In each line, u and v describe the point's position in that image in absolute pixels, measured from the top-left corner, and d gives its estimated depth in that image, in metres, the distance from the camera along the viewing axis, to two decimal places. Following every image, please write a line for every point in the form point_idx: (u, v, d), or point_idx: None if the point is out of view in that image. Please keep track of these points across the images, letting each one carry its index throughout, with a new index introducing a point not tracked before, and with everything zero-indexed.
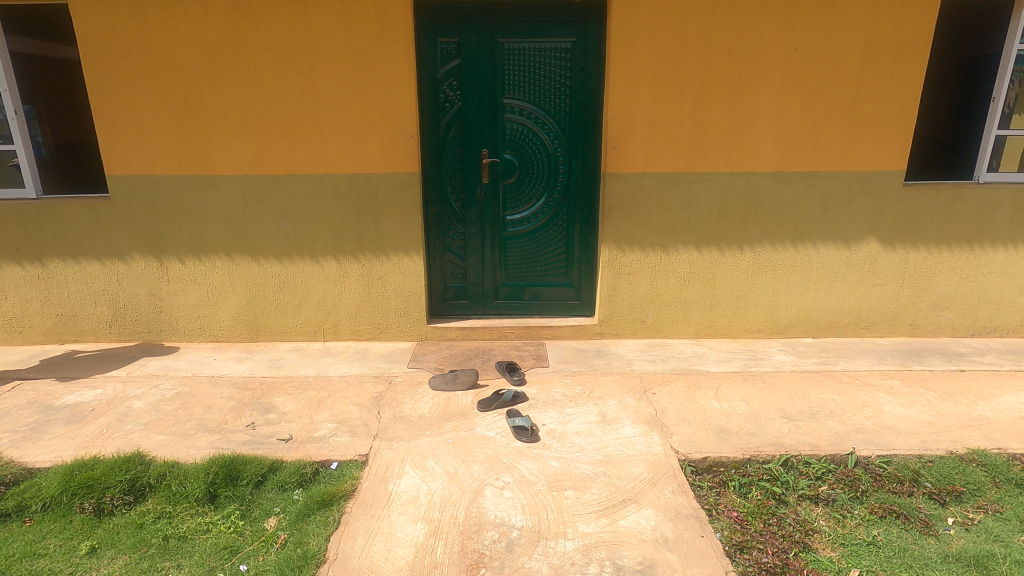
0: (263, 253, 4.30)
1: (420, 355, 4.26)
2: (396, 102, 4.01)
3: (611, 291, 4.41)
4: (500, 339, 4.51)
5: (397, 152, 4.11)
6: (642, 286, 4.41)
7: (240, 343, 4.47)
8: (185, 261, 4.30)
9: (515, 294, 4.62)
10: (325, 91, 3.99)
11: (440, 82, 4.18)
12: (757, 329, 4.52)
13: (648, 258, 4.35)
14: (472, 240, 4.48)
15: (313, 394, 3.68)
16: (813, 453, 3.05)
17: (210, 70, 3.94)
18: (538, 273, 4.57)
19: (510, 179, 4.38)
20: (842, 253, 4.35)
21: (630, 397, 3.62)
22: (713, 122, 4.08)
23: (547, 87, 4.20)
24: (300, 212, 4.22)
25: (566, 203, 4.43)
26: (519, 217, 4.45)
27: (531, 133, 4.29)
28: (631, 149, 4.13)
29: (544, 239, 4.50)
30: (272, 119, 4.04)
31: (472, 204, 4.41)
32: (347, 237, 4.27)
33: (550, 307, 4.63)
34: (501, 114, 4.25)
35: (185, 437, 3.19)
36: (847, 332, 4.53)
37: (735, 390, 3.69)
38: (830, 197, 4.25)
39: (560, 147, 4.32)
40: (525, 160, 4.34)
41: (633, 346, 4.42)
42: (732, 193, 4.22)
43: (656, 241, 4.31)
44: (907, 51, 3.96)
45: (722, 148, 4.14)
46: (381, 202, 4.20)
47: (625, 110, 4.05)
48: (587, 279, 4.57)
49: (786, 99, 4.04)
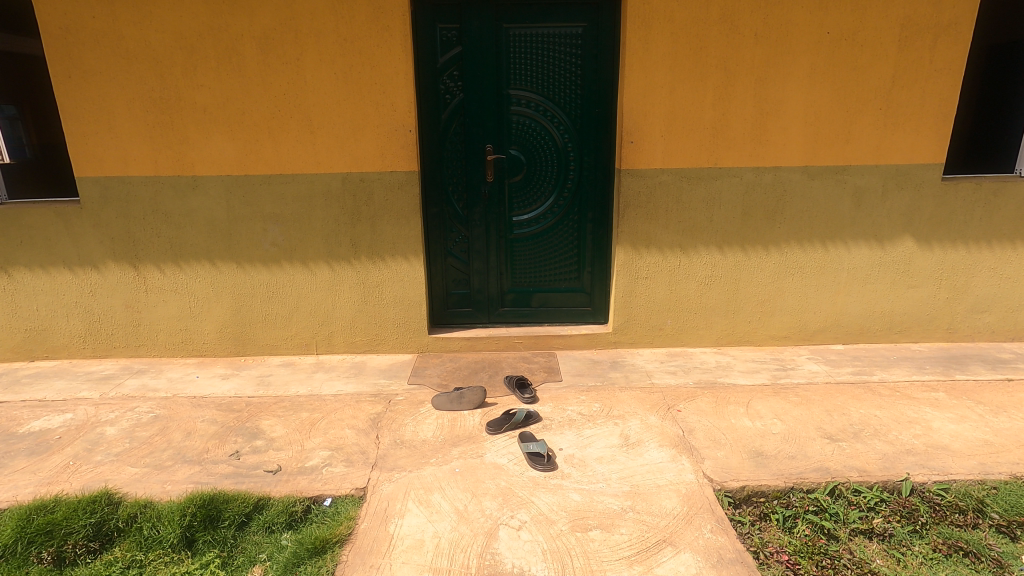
0: (248, 259, 3.95)
1: (422, 369, 3.93)
2: (394, 94, 3.68)
3: (627, 296, 4.08)
4: (507, 350, 4.19)
5: (394, 148, 3.77)
6: (660, 291, 4.08)
7: (225, 358, 4.13)
8: (164, 270, 3.95)
9: (523, 300, 4.30)
10: (314, 81, 3.64)
11: (440, 72, 3.85)
12: (784, 336, 4.21)
13: (667, 260, 4.02)
14: (475, 243, 4.16)
15: (306, 416, 3.35)
16: (863, 480, 2.73)
17: (187, 62, 3.58)
18: (547, 277, 4.26)
19: (516, 178, 4.05)
20: (874, 253, 4.04)
21: (653, 415, 3.30)
22: (738, 113, 3.75)
23: (556, 76, 3.87)
24: (289, 214, 3.87)
25: (577, 202, 4.11)
26: (526, 218, 4.13)
27: (539, 127, 3.96)
28: (650, 142, 3.79)
29: (552, 241, 4.18)
30: (256, 114, 3.68)
31: (476, 204, 4.09)
32: (340, 243, 3.94)
33: (560, 314, 4.31)
34: (506, 106, 3.92)
35: (161, 471, 2.85)
36: (879, 338, 4.22)
37: (767, 406, 3.38)
38: (863, 193, 3.92)
39: (571, 142, 4.00)
40: (533, 157, 4.02)
41: (651, 355, 4.10)
42: (757, 189, 3.90)
43: (675, 242, 3.99)
44: (947, 33, 3.64)
45: (746, 141, 3.81)
46: (377, 203, 3.87)
47: (642, 99, 3.72)
48: (600, 283, 4.25)
49: (816, 88, 3.72)
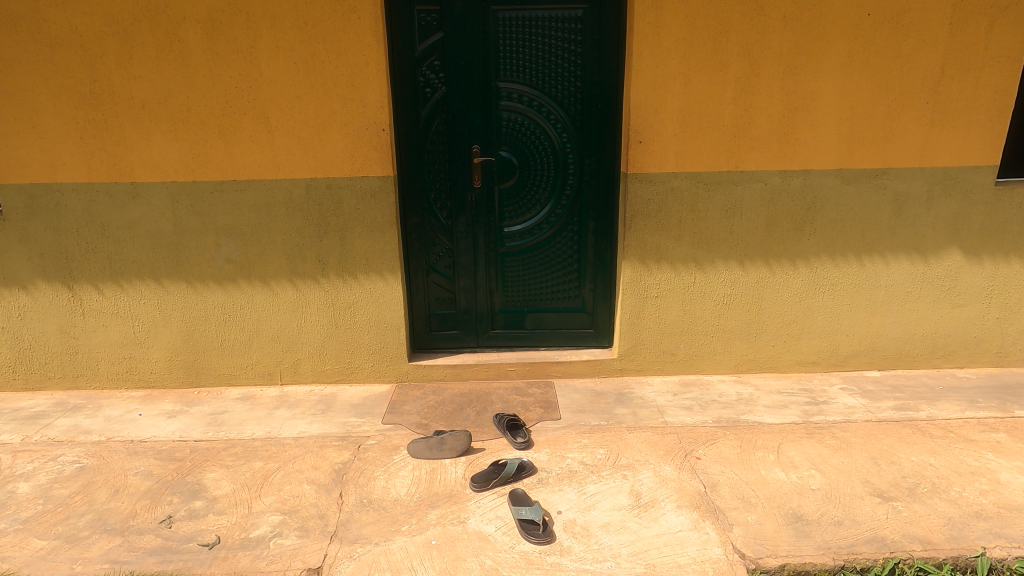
0: (200, 278, 3.44)
1: (400, 403, 3.43)
2: (363, 87, 3.17)
3: (635, 318, 3.59)
4: (498, 379, 3.69)
5: (365, 150, 3.26)
6: (672, 311, 3.58)
7: (176, 390, 3.61)
8: (102, 290, 3.44)
9: (516, 321, 3.80)
10: (271, 72, 3.13)
11: (419, 62, 3.34)
12: (812, 362, 3.71)
13: (679, 277, 3.52)
14: (461, 257, 3.66)
15: (259, 467, 2.84)
16: (928, 556, 2.24)
17: (121, 50, 3.07)
18: (543, 296, 3.76)
19: (507, 183, 3.55)
20: (916, 268, 3.55)
21: (668, 464, 2.80)
22: (762, 108, 3.25)
23: (552, 66, 3.37)
24: (245, 226, 3.36)
25: (576, 210, 3.61)
26: (519, 229, 3.64)
27: (533, 125, 3.46)
28: (660, 142, 3.28)
29: (549, 255, 3.69)
30: (203, 110, 3.16)
31: (461, 213, 3.58)
32: (305, 259, 3.43)
33: (558, 336, 3.82)
34: (495, 102, 3.42)
35: (74, 545, 2.35)
36: (920, 363, 3.72)
37: (801, 452, 2.88)
38: (904, 200, 3.42)
39: (569, 142, 3.49)
40: (526, 159, 3.52)
41: (662, 385, 3.59)
42: (783, 196, 3.40)
43: (689, 256, 3.49)
44: (1006, 14, 3.13)
45: (771, 141, 3.30)
46: (346, 214, 3.36)
47: (651, 92, 3.21)
48: (603, 302, 3.75)
49: (852, 80, 3.21)
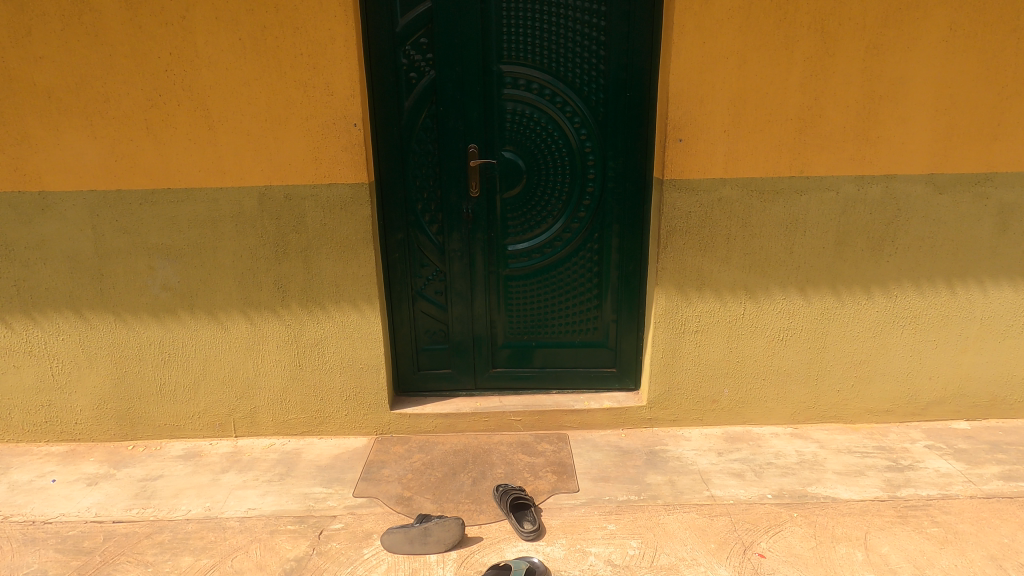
0: (131, 309, 2.78)
1: (378, 466, 2.76)
2: (330, 70, 2.49)
3: (669, 357, 2.91)
4: (500, 431, 3.02)
5: (332, 151, 2.59)
6: (715, 349, 2.91)
7: (106, 445, 2.95)
8: (11, 324, 2.78)
9: (523, 357, 3.13)
10: (211, 52, 2.45)
11: (402, 40, 2.66)
12: (885, 410, 3.02)
13: (725, 307, 2.84)
14: (456, 281, 2.99)
15: (187, 565, 2.18)
16: None
17: (18, 23, 2.40)
18: (555, 328, 3.08)
19: (511, 191, 2.87)
20: (1019, 297, 2.85)
21: (722, 567, 2.13)
22: (835, 97, 2.56)
23: (569, 46, 2.69)
24: (185, 246, 2.69)
25: (597, 224, 2.92)
26: (526, 247, 2.96)
27: (544, 120, 2.78)
28: (707, 140, 2.60)
29: (562, 279, 3.01)
30: (127, 100, 2.49)
31: (455, 228, 2.91)
32: (260, 285, 2.76)
33: (574, 377, 3.14)
34: (497, 90, 2.74)
35: None
36: (1018, 412, 3.02)
37: (896, 547, 2.20)
38: (1010, 213, 2.73)
39: (589, 140, 2.81)
40: (535, 161, 2.84)
41: (702, 440, 2.91)
42: (858, 207, 2.71)
43: (739, 282, 2.81)
44: None
45: (846, 139, 2.62)
46: (311, 230, 2.69)
47: (696, 77, 2.53)
48: (629, 335, 3.07)
49: (952, 60, 2.52)
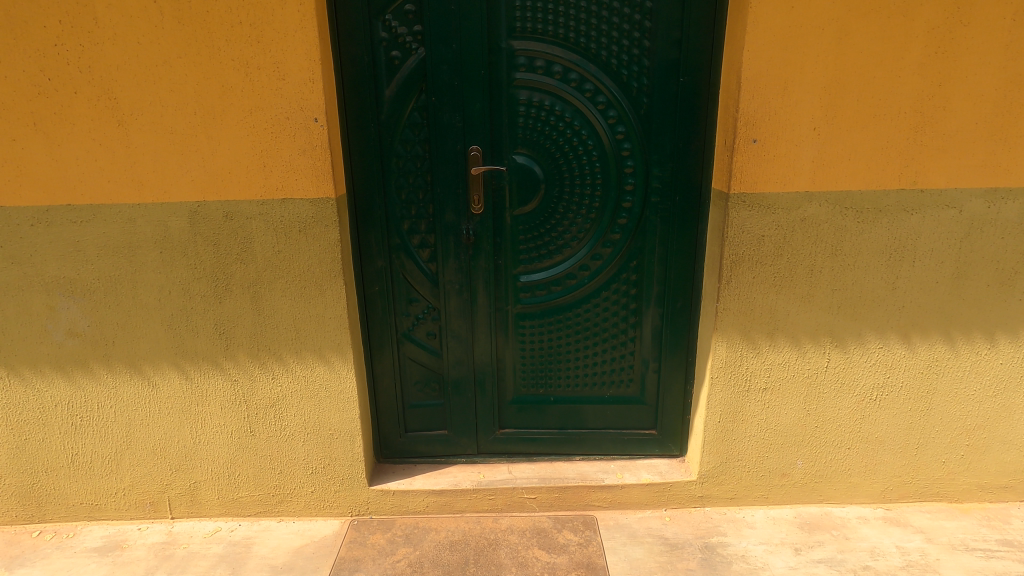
0: (28, 361, 2.13)
1: (350, 567, 2.11)
2: (280, 45, 1.84)
3: (728, 420, 2.26)
4: (509, 511, 2.37)
5: (285, 155, 1.93)
6: (787, 410, 2.25)
7: (5, 530, 2.31)
8: None
9: (537, 415, 2.48)
10: (119, 21, 1.80)
11: (381, 8, 2.00)
12: (1002, 487, 2.35)
13: (803, 358, 2.19)
14: (452, 321, 2.33)
15: None
16: None
17: None
18: (579, 379, 2.43)
19: (524, 206, 2.21)
20: None
21: None
22: (967, 83, 1.89)
23: (603, 15, 2.02)
24: (95, 280, 2.04)
25: (635, 250, 2.26)
26: (542, 277, 2.30)
27: (568, 114, 2.12)
28: (789, 140, 1.93)
29: (589, 318, 2.35)
30: (7, 86, 1.84)
31: (452, 254, 2.25)
32: (196, 330, 2.11)
33: (602, 440, 2.48)
34: (507, 76, 2.09)
35: None
36: None
37: None
38: None
39: (627, 141, 2.14)
40: (555, 168, 2.18)
41: (771, 529, 2.26)
42: (985, 230, 2.04)
43: (822, 326, 2.15)
44: None
45: (978, 137, 1.94)
46: (260, 260, 2.03)
47: (777, 55, 1.86)
48: (673, 390, 2.40)
49: None
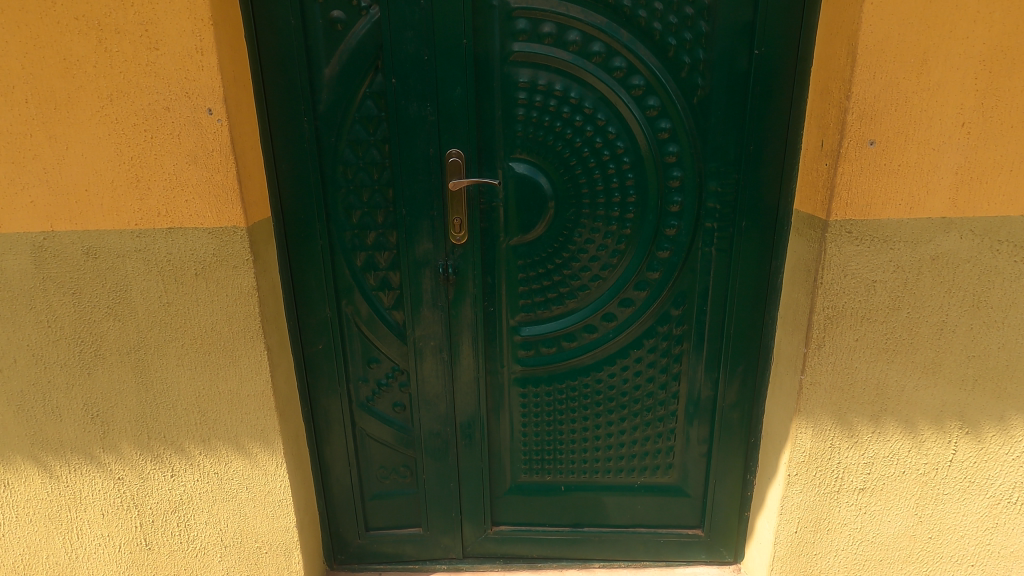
0: None
1: None
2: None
3: (808, 530, 1.63)
4: None
5: (167, 165, 1.30)
6: (892, 517, 1.62)
7: None
8: None
9: (543, 510, 1.84)
10: None
11: None
12: None
13: (920, 448, 1.55)
14: (427, 388, 1.70)
15: None
16: None
17: None
18: (599, 463, 1.79)
19: (526, 233, 1.57)
20: None
21: None
22: None
23: None
24: None
25: (680, 294, 1.62)
26: (551, 330, 1.67)
27: (588, 104, 1.49)
28: (920, 142, 1.30)
29: (614, 384, 1.71)
30: None
31: (425, 299, 1.61)
32: (60, 412, 1.49)
33: (629, 542, 1.85)
34: (501, 49, 1.45)
35: None
36: None
37: None
38: None
39: (671, 142, 1.50)
40: (570, 179, 1.53)
41: None
42: None
43: (951, 405, 1.51)
44: None
45: None
46: (143, 315, 1.41)
47: (910, 13, 1.22)
48: (728, 480, 1.77)
49: None
